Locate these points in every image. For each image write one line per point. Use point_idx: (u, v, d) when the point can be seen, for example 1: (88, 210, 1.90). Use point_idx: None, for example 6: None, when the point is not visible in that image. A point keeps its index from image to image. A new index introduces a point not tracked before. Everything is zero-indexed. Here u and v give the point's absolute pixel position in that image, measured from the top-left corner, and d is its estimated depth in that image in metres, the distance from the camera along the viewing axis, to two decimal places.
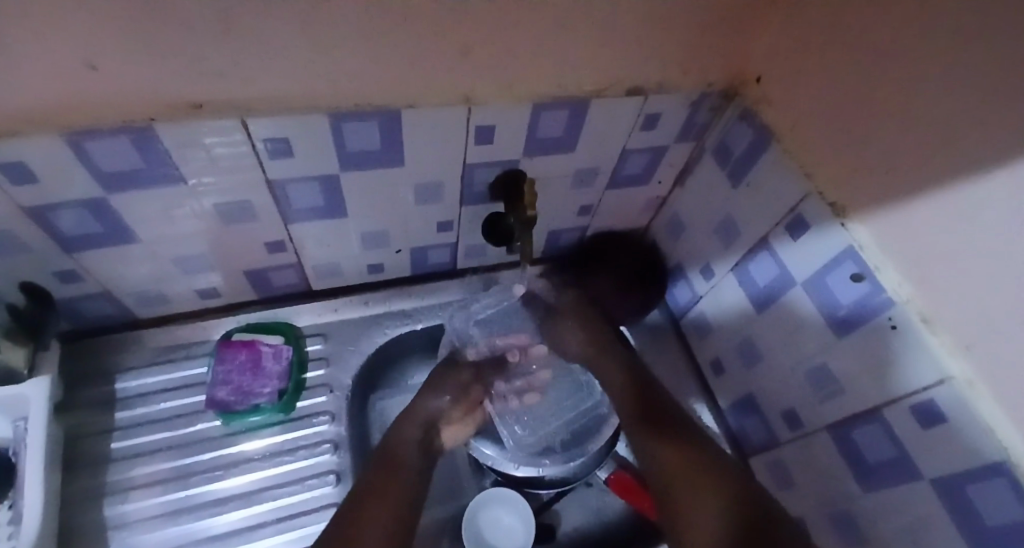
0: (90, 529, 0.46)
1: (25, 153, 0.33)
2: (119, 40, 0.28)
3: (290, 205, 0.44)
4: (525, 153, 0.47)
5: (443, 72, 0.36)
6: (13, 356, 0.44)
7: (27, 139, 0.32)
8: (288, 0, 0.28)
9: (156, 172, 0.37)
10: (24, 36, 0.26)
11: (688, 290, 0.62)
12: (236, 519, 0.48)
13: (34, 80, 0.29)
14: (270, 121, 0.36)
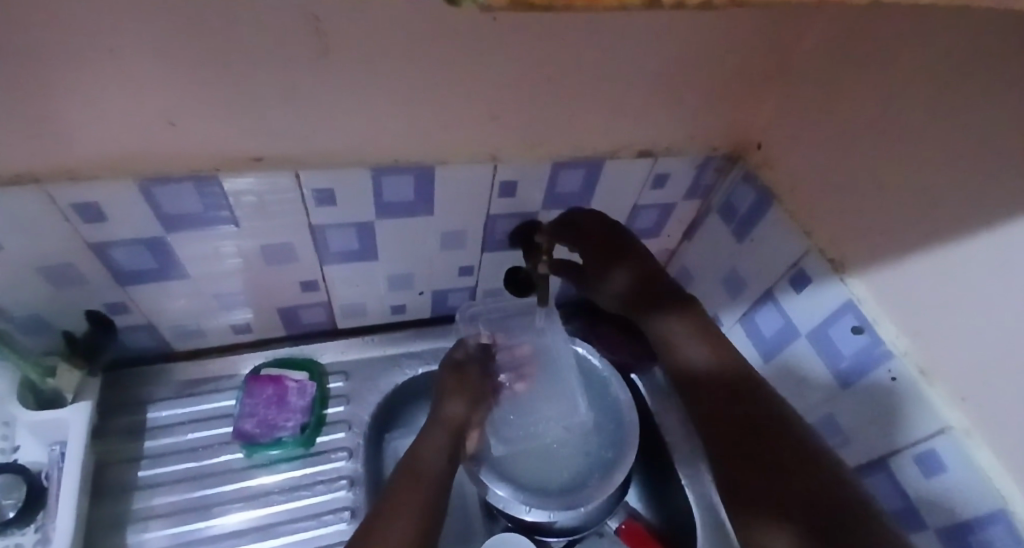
0: None
1: (100, 194, 0.37)
2: (201, 99, 0.33)
3: (327, 248, 0.48)
4: (544, 206, 0.51)
5: (473, 133, 0.41)
6: (65, 380, 0.47)
7: (105, 181, 0.36)
8: (348, 70, 0.33)
9: (211, 214, 0.41)
10: (124, 91, 0.31)
11: None
12: None
13: (121, 129, 0.34)
14: (319, 173, 0.40)
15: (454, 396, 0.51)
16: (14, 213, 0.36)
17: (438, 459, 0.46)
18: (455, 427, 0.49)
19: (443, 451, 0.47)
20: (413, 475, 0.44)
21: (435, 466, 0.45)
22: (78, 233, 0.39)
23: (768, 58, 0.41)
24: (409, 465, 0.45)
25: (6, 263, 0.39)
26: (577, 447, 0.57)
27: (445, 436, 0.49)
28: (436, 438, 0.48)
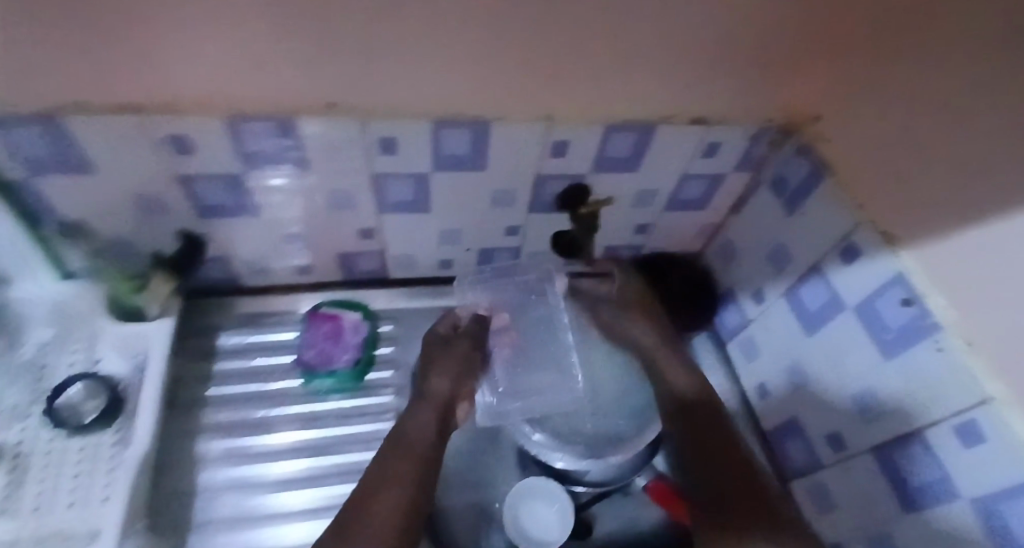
0: (179, 460, 0.51)
1: (192, 131, 0.40)
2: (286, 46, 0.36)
3: (386, 198, 0.51)
4: (594, 169, 0.51)
5: (534, 91, 0.42)
6: (160, 288, 0.50)
7: (197, 120, 0.39)
8: (422, 24, 0.35)
9: (286, 157, 0.44)
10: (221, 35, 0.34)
11: (738, 314, 0.64)
12: (304, 467, 0.52)
13: (213, 71, 0.36)
14: (385, 122, 0.43)
15: (440, 369, 0.53)
16: (115, 143, 0.39)
17: (427, 435, 0.48)
18: (440, 403, 0.51)
19: (431, 426, 0.49)
20: (400, 451, 0.46)
21: (422, 440, 0.48)
22: (170, 166, 0.42)
23: (833, 26, 0.41)
24: (397, 444, 0.47)
25: (106, 190, 0.43)
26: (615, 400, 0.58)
27: (432, 412, 0.50)
28: (424, 415, 0.50)
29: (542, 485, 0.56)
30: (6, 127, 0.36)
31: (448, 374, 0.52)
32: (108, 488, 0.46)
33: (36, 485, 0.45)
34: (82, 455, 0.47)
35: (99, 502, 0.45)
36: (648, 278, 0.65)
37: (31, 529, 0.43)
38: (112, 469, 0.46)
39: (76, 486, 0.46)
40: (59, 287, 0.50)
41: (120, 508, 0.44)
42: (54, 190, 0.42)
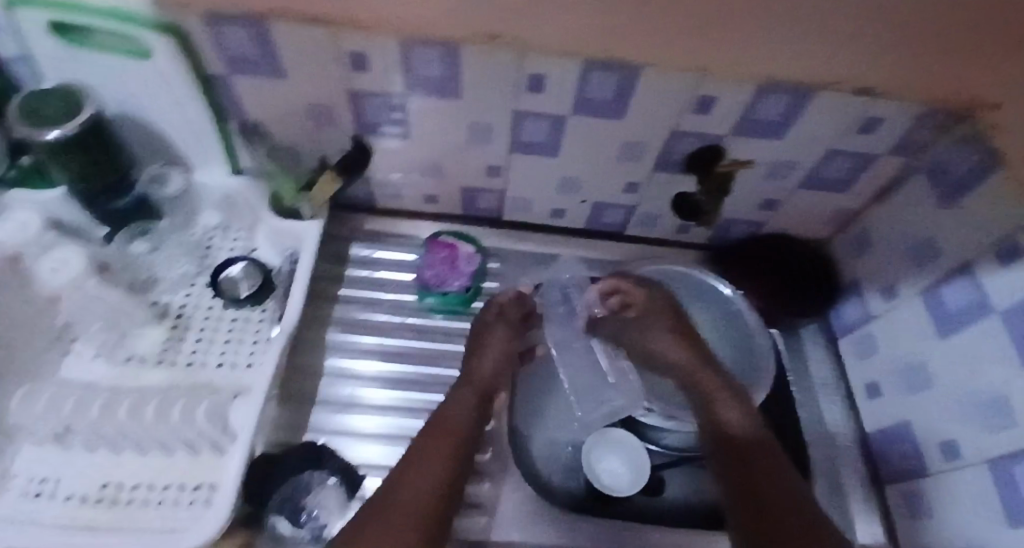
0: (309, 345, 0.58)
1: (370, 49, 0.43)
2: None
3: (521, 137, 0.53)
4: (733, 132, 0.50)
5: (693, 42, 0.42)
6: (326, 184, 0.52)
7: (379, 39, 0.42)
8: None
9: (446, 85, 0.47)
10: None
11: (860, 310, 0.62)
12: (411, 371, 0.58)
13: None
14: (541, 57, 0.44)
15: (480, 351, 0.54)
16: (305, 53, 0.43)
17: (467, 416, 0.50)
18: (482, 386, 0.53)
19: (473, 410, 0.51)
20: (442, 430, 0.48)
21: (462, 423, 0.49)
22: (342, 79, 0.47)
23: None
24: (433, 426, 0.48)
25: (285, 95, 0.48)
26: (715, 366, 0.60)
27: (472, 395, 0.52)
28: (466, 396, 0.52)
29: (596, 440, 0.58)
30: (218, 26, 0.40)
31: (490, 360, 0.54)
32: (252, 356, 0.51)
33: (193, 343, 0.52)
34: (240, 325, 0.53)
35: (243, 366, 0.51)
36: (754, 257, 0.65)
37: (184, 378, 0.50)
38: (257, 341, 0.52)
39: (225, 349, 0.52)
40: (231, 180, 0.56)
41: (270, 366, 0.47)
42: (242, 89, 0.47)
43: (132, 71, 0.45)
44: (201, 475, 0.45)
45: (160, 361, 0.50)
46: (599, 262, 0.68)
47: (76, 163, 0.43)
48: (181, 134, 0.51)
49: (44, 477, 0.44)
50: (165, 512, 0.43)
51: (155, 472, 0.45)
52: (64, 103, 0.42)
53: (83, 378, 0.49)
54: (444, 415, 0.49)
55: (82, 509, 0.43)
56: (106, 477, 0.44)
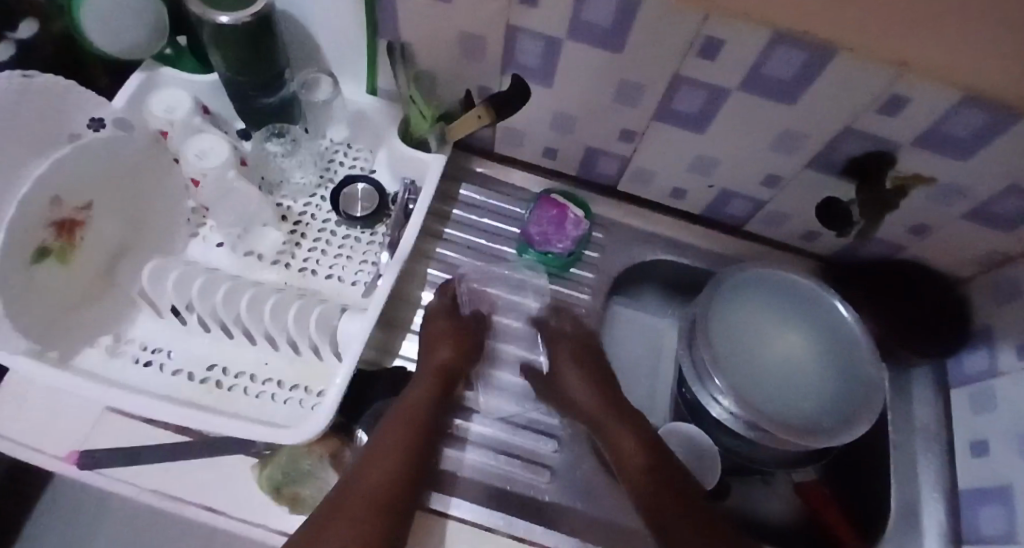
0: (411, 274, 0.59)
1: None
2: None
3: (670, 105, 0.50)
4: (914, 143, 0.45)
5: (906, 36, 0.35)
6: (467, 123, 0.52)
7: None
8: None
9: (610, 35, 0.44)
10: None
11: (986, 362, 0.55)
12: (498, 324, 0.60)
13: None
14: (725, 20, 0.39)
15: (440, 340, 0.52)
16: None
17: (430, 400, 0.47)
18: (443, 375, 0.50)
19: (434, 395, 0.48)
20: (401, 413, 0.45)
21: (419, 408, 0.46)
22: (503, 14, 0.44)
23: None
24: (394, 415, 0.45)
25: (441, 20, 0.46)
26: (824, 386, 0.55)
27: (432, 382, 0.49)
28: (424, 383, 0.49)
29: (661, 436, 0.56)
30: None
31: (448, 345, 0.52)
32: (359, 276, 0.53)
33: (307, 250, 0.54)
34: (353, 241, 0.55)
35: (351, 284, 0.53)
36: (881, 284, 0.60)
37: (296, 281, 0.52)
38: (365, 261, 0.54)
39: (335, 263, 0.53)
40: (367, 99, 0.56)
41: (383, 289, 0.47)
42: (401, 8, 0.46)
43: None
44: (305, 376, 0.47)
45: (275, 261, 0.52)
46: (705, 253, 0.64)
47: (234, 49, 0.43)
48: (332, 41, 0.52)
49: (157, 347, 0.47)
50: (270, 403, 0.45)
51: (263, 364, 0.47)
52: None
53: (205, 261, 0.51)
54: (406, 406, 0.46)
55: (193, 385, 0.45)
56: (216, 359, 0.47)
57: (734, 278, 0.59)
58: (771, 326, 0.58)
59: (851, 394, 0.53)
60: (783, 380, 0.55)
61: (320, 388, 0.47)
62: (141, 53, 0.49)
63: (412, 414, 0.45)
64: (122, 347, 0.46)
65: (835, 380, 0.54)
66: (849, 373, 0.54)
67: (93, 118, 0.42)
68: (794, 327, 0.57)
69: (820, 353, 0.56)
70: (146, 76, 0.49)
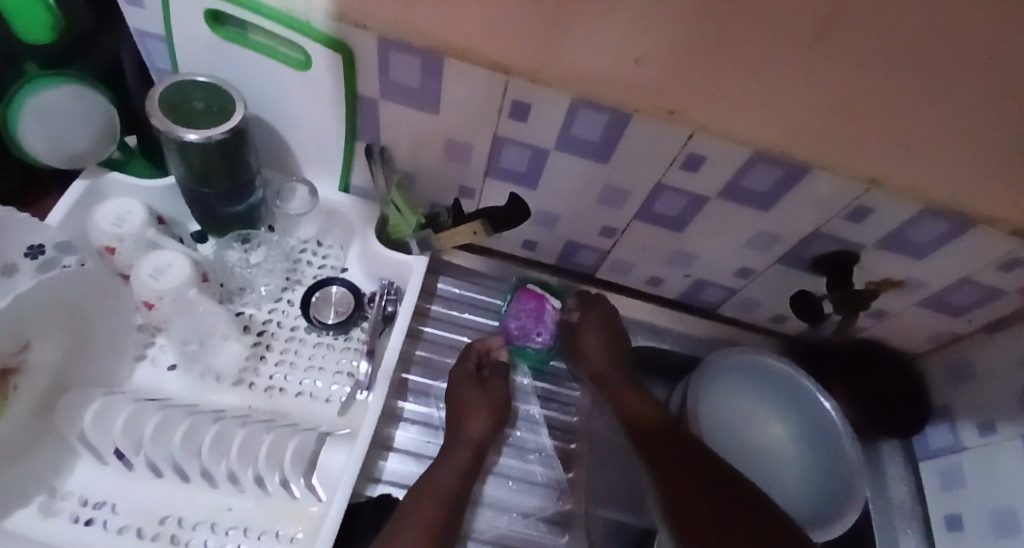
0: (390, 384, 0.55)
1: (537, 101, 0.40)
2: (665, 54, 0.33)
3: (652, 208, 0.51)
4: (876, 244, 0.48)
5: (873, 154, 0.38)
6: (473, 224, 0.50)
7: (551, 94, 0.39)
8: (810, 68, 0.32)
9: (598, 147, 0.44)
10: (615, 28, 0.32)
11: (950, 437, 0.59)
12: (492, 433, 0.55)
13: (592, 55, 0.35)
14: (710, 142, 0.41)
15: (471, 409, 0.51)
16: (467, 93, 0.40)
17: (458, 477, 0.47)
18: (473, 450, 0.49)
19: (461, 473, 0.47)
20: (426, 495, 0.44)
21: (447, 490, 0.45)
22: (492, 124, 0.44)
23: None
24: (422, 487, 0.45)
25: (428, 127, 0.45)
26: (801, 477, 0.57)
27: (463, 457, 0.48)
28: (455, 457, 0.48)
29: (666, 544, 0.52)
30: (387, 50, 0.37)
31: (481, 418, 0.51)
32: (334, 391, 0.48)
33: (274, 365, 0.49)
34: (322, 350, 0.50)
35: (324, 401, 0.48)
36: (847, 363, 0.64)
37: (262, 402, 0.47)
38: (339, 372, 0.49)
39: (306, 378, 0.49)
40: (339, 197, 0.53)
41: (370, 410, 0.43)
42: (386, 114, 0.44)
43: (286, 78, 0.43)
44: (275, 517, 0.41)
45: (237, 381, 0.47)
46: (683, 338, 0.65)
47: (199, 162, 0.40)
48: (305, 139, 0.49)
49: (98, 501, 0.40)
50: None
51: (224, 509, 0.41)
52: (210, 100, 0.39)
53: (154, 389, 0.46)
54: (435, 480, 0.46)
55: (140, 544, 0.38)
56: (168, 508, 0.40)
57: (715, 365, 0.58)
58: (751, 404, 0.60)
59: (827, 462, 0.56)
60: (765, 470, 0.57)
61: (295, 531, 0.41)
62: (84, 160, 0.46)
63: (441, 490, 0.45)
64: (59, 504, 0.39)
65: (805, 446, 0.58)
66: (820, 441, 0.57)
67: (31, 245, 0.37)
68: (766, 416, 0.59)
69: (796, 442, 0.58)
70: (90, 182, 0.46)
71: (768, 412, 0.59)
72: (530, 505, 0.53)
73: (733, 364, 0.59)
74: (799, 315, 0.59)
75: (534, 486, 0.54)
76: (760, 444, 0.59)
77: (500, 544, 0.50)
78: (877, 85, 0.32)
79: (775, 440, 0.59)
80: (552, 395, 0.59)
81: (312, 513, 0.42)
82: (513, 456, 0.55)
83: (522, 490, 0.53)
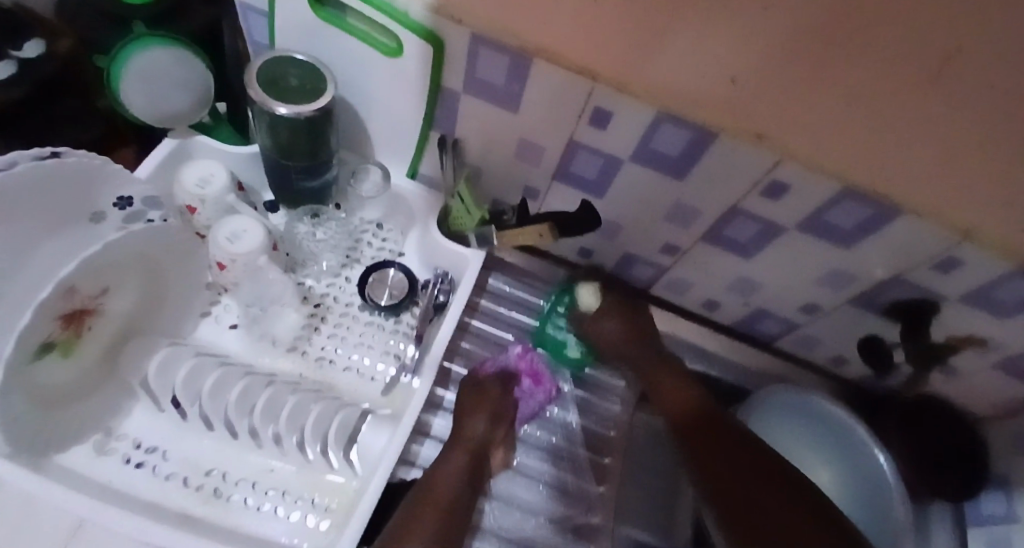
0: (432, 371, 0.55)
1: (619, 110, 0.39)
2: (763, 79, 0.32)
3: (721, 230, 0.49)
4: (961, 299, 0.45)
5: (975, 206, 0.36)
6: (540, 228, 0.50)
7: (636, 106, 0.38)
8: (920, 110, 0.30)
9: (675, 162, 0.43)
10: (714, 47, 0.31)
11: (1004, 506, 0.55)
12: (525, 433, 0.56)
13: (685, 71, 0.34)
14: (795, 172, 0.39)
15: (471, 410, 0.51)
16: (549, 95, 0.40)
17: (458, 479, 0.46)
18: (472, 450, 0.48)
19: (462, 474, 0.46)
20: (426, 498, 0.43)
21: (447, 492, 0.44)
22: (568, 129, 0.43)
23: None
24: (424, 486, 0.44)
25: (504, 125, 0.45)
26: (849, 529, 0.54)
27: (462, 456, 0.48)
28: (454, 458, 0.47)
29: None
30: (478, 46, 0.38)
31: (482, 418, 0.50)
32: (379, 371, 0.49)
33: (325, 338, 0.50)
34: (375, 330, 0.51)
35: (370, 380, 0.49)
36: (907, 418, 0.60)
37: (312, 372, 0.48)
38: (387, 354, 0.50)
39: (355, 353, 0.50)
40: (405, 181, 0.54)
41: (414, 397, 0.44)
42: (465, 107, 0.45)
43: (373, 62, 0.43)
44: (313, 486, 0.43)
45: (292, 348, 0.49)
46: (732, 366, 0.63)
47: (285, 136, 0.42)
48: (381, 123, 0.50)
49: (151, 446, 0.42)
50: (272, 517, 0.41)
51: (266, 471, 0.43)
52: (303, 77, 0.40)
53: (215, 346, 0.48)
54: (437, 480, 0.45)
55: (186, 492, 0.41)
56: (213, 462, 0.43)
57: (760, 405, 0.57)
58: (780, 433, 0.57)
59: (868, 494, 0.54)
60: None
61: (330, 502, 0.42)
62: (180, 121, 0.49)
63: (444, 488, 0.44)
64: (113, 444, 0.42)
65: (852, 496, 0.55)
66: (850, 464, 0.55)
67: (121, 197, 0.40)
68: (812, 460, 0.57)
69: (846, 491, 0.55)
70: (179, 143, 0.49)
71: (818, 458, 0.57)
72: (557, 512, 0.53)
73: (771, 402, 0.57)
74: (864, 358, 0.56)
75: (564, 493, 0.54)
76: None
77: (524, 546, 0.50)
78: (994, 138, 0.30)
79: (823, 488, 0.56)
80: (590, 405, 0.58)
81: (349, 490, 0.43)
82: (545, 460, 0.55)
83: (551, 495, 0.53)
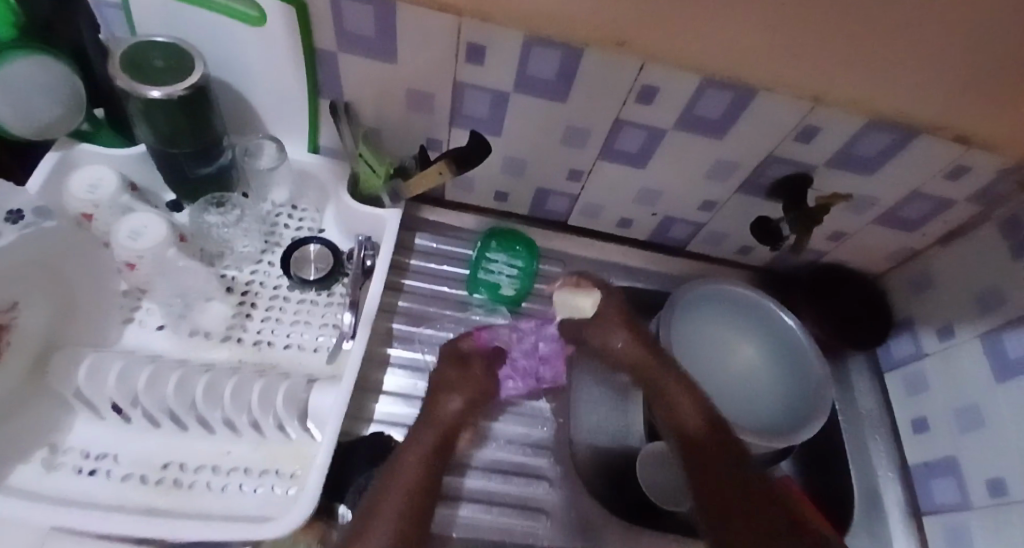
0: (377, 335, 0.57)
1: (490, 41, 0.41)
2: None
3: (614, 145, 0.52)
4: (828, 163, 0.51)
5: (815, 74, 0.40)
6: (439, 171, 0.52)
7: (503, 34, 0.40)
8: None
9: (555, 85, 0.46)
10: None
11: (912, 346, 0.63)
12: None
13: None
14: (659, 72, 0.42)
15: (450, 392, 0.51)
16: (421, 38, 0.41)
17: (427, 460, 0.46)
18: (445, 429, 0.49)
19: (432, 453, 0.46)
20: (393, 478, 0.43)
21: (415, 474, 0.44)
22: (451, 71, 0.45)
23: None
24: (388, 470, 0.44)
25: (389, 78, 0.46)
26: (776, 394, 0.60)
27: (432, 438, 0.48)
28: (425, 438, 0.47)
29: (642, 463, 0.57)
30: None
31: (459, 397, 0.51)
32: (321, 342, 0.50)
33: (260, 322, 0.50)
34: (309, 304, 0.52)
35: (312, 351, 0.50)
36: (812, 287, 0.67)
37: (252, 356, 0.49)
38: (325, 325, 0.51)
39: (293, 331, 0.50)
40: (307, 157, 0.55)
41: (355, 355, 0.45)
42: (346, 67, 0.45)
43: (244, 36, 0.43)
44: (273, 458, 0.44)
45: (226, 338, 0.49)
46: (656, 276, 0.68)
47: (166, 121, 0.41)
48: (270, 100, 0.50)
49: (99, 453, 0.42)
50: (238, 493, 0.42)
51: (223, 454, 0.44)
52: (169, 57, 0.40)
53: (142, 348, 0.47)
54: (404, 461, 0.45)
55: (145, 488, 0.41)
56: (167, 456, 0.43)
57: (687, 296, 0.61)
58: (708, 318, 0.63)
59: (786, 356, 0.61)
60: (750, 393, 0.61)
61: (293, 469, 0.44)
62: (57, 131, 0.47)
63: (410, 468, 0.44)
64: (60, 459, 0.41)
65: (776, 361, 0.61)
66: (770, 333, 0.62)
67: (11, 211, 0.38)
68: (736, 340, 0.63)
69: (770, 359, 0.62)
70: (62, 154, 0.47)
71: (741, 337, 0.63)
72: (519, 433, 0.57)
73: (702, 294, 0.62)
74: (761, 242, 0.62)
75: (522, 416, 0.58)
76: (735, 372, 0.62)
77: (495, 468, 0.55)
78: None
79: (750, 363, 0.62)
80: None
81: (307, 450, 0.45)
82: None
83: (511, 420, 0.58)
